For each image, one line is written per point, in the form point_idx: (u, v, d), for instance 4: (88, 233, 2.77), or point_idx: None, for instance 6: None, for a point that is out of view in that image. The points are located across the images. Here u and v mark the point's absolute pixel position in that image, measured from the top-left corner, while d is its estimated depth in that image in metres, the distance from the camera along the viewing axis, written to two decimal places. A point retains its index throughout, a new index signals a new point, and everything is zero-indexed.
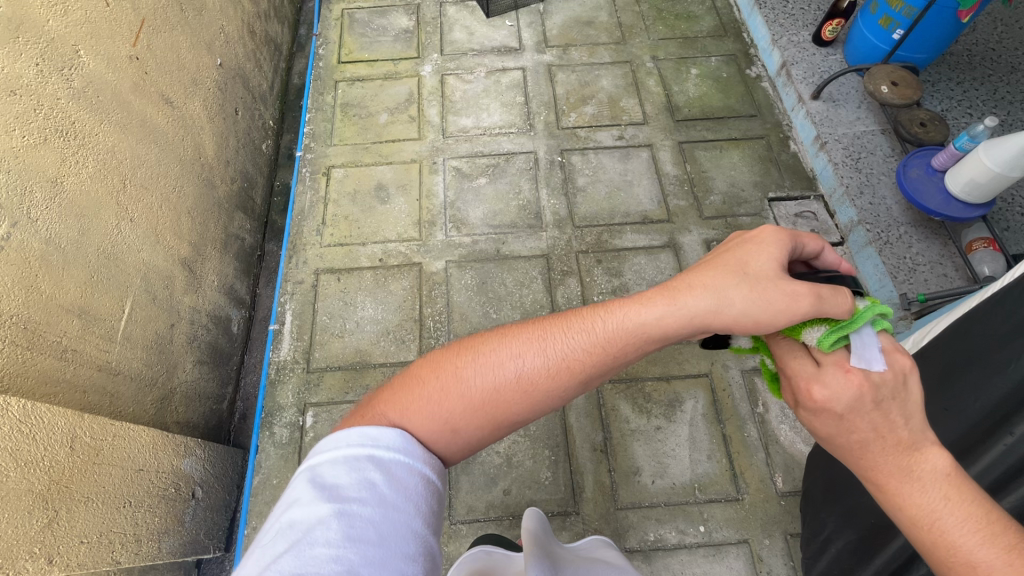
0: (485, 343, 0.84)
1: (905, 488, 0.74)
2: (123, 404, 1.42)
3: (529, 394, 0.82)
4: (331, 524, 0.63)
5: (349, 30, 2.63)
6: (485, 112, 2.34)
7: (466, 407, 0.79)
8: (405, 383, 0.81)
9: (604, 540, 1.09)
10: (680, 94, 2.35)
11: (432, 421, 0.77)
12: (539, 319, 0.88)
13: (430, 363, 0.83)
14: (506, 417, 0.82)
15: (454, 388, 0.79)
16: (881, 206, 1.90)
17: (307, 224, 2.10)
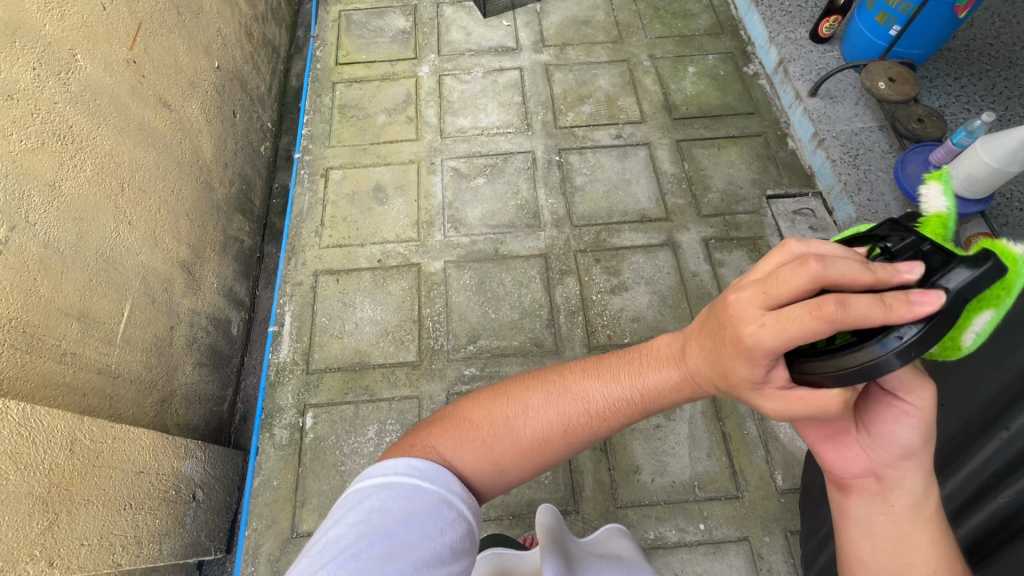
0: (534, 393, 0.85)
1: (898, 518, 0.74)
2: (124, 406, 1.43)
3: (570, 444, 0.84)
4: (374, 542, 0.67)
5: (346, 32, 2.63)
6: (482, 112, 2.34)
7: (514, 452, 0.83)
8: (458, 419, 0.85)
9: (620, 529, 1.08)
10: (678, 92, 2.35)
11: (483, 462, 0.82)
12: (580, 367, 0.88)
13: (479, 407, 0.85)
14: (546, 461, 0.86)
15: (504, 433, 0.83)
16: (880, 202, 1.89)
17: (306, 225, 2.11)
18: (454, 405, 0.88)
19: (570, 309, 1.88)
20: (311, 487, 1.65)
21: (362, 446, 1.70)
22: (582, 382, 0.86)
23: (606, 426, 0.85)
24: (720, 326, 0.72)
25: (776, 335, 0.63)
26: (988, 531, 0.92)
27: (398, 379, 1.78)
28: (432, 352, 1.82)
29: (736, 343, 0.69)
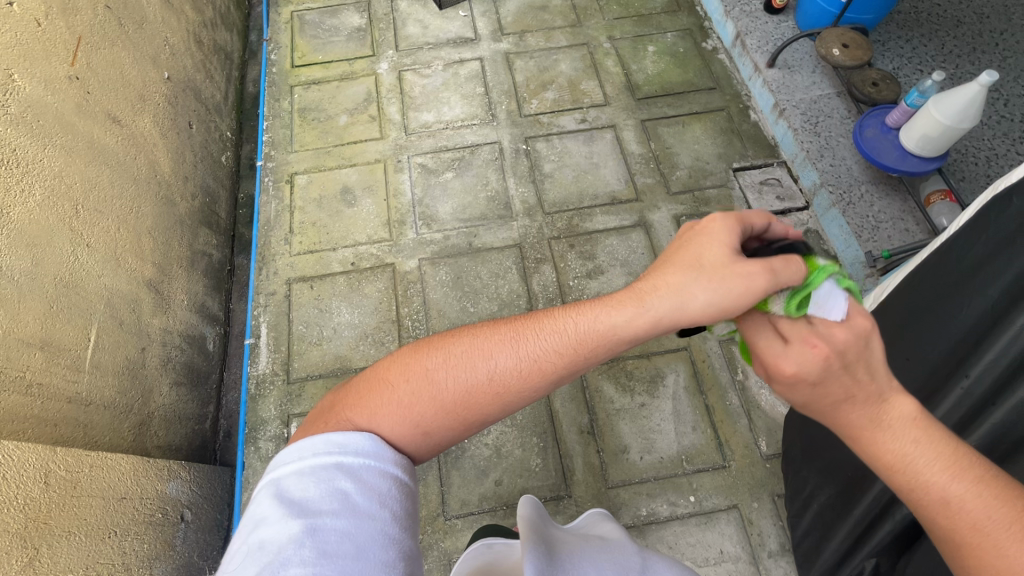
0: (455, 342, 0.85)
1: (877, 437, 0.75)
2: (99, 433, 1.39)
3: (501, 399, 0.83)
4: (303, 541, 0.63)
5: (300, 33, 2.57)
6: (446, 105, 2.31)
7: (436, 412, 0.80)
8: (374, 384, 0.81)
9: (604, 512, 1.07)
10: (639, 72, 2.36)
11: (402, 425, 0.78)
12: (511, 319, 0.88)
13: (397, 365, 0.83)
14: (477, 419, 0.84)
15: (425, 393, 0.80)
16: (842, 167, 1.93)
17: (274, 233, 2.07)
18: (371, 369, 0.86)
19: (548, 297, 1.88)
20: None
21: None
22: (503, 331, 0.86)
23: (531, 374, 0.83)
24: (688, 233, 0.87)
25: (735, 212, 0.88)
26: None
27: None
28: None
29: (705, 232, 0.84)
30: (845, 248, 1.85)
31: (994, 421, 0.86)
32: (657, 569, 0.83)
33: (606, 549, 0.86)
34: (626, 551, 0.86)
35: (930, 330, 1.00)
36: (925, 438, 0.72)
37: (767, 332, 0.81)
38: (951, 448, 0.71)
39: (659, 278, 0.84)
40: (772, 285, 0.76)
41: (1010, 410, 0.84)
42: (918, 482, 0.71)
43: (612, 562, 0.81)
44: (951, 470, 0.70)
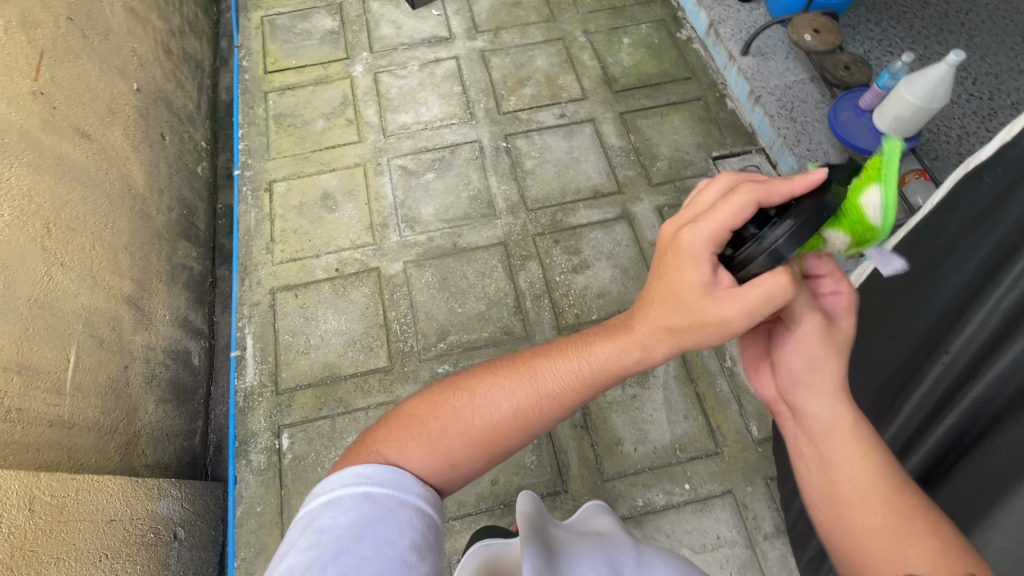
0: (481, 380, 0.87)
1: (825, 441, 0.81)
2: (85, 456, 1.36)
3: (524, 431, 0.85)
4: (329, 567, 0.64)
5: (271, 38, 2.52)
6: (424, 106, 2.30)
7: (462, 446, 0.81)
8: (404, 420, 0.84)
9: (602, 505, 1.09)
10: (616, 65, 2.36)
11: (433, 457, 0.79)
12: (526, 356, 0.90)
13: (428, 403, 0.85)
14: (500, 452, 0.85)
15: (453, 426, 0.82)
16: (819, 151, 1.95)
17: (255, 243, 2.04)
18: (400, 409, 0.88)
19: (535, 294, 1.88)
20: (297, 507, 1.61)
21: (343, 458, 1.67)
22: (522, 368, 0.88)
23: (551, 411, 0.85)
24: (664, 259, 0.82)
25: (708, 228, 0.75)
26: (944, 449, 0.93)
27: (371, 387, 1.76)
28: (403, 355, 1.80)
29: (682, 253, 0.78)
30: None
31: (972, 396, 0.88)
32: (652, 562, 0.84)
33: (601, 545, 0.86)
34: (621, 548, 0.86)
35: (909, 308, 1.03)
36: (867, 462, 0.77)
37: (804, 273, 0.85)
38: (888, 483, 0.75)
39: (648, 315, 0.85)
40: (750, 319, 0.75)
41: (987, 385, 0.85)
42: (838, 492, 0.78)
43: (607, 558, 0.81)
44: (876, 498, 0.74)
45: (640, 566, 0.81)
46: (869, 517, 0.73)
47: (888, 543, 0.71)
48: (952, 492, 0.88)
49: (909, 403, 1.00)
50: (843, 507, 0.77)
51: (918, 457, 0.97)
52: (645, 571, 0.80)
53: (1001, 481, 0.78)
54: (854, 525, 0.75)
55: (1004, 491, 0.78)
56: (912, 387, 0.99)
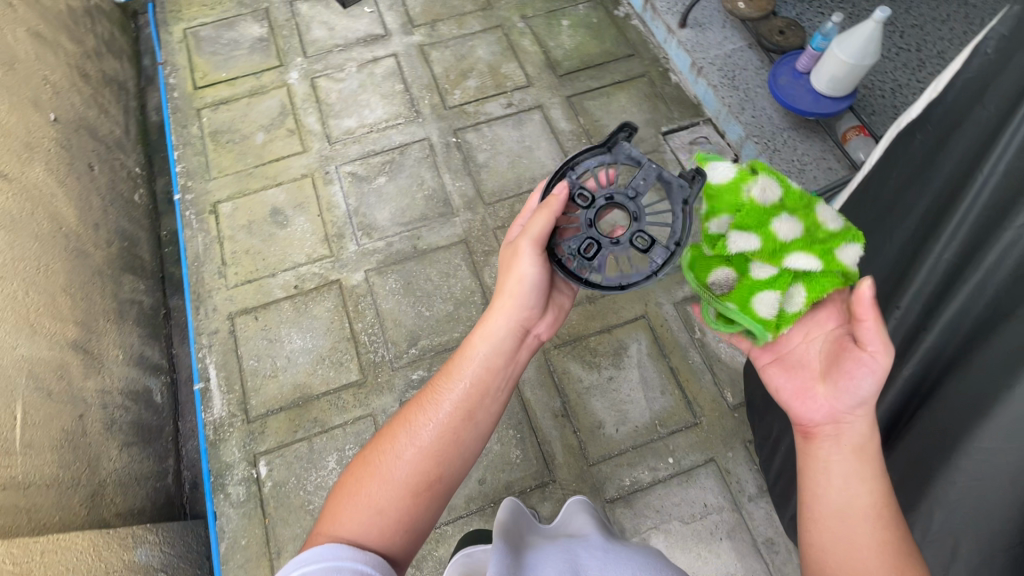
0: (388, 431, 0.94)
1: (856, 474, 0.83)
2: (47, 514, 1.29)
3: (432, 448, 0.91)
4: None
5: (196, 51, 2.40)
6: (367, 108, 2.23)
7: (389, 493, 0.86)
8: (336, 497, 0.89)
9: (583, 501, 1.15)
10: (557, 48, 2.34)
11: (361, 513, 0.84)
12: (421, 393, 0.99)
13: (351, 476, 0.90)
14: (425, 484, 0.88)
15: (369, 478, 0.88)
16: (763, 116, 1.99)
17: (206, 268, 1.96)
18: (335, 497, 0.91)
19: None
20: (283, 535, 1.57)
21: (326, 479, 1.63)
22: (420, 399, 0.96)
23: (461, 426, 0.93)
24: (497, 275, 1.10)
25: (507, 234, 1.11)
26: (904, 399, 0.96)
27: (346, 403, 1.72)
28: (375, 366, 1.76)
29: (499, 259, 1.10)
30: None
31: (926, 347, 0.91)
32: (619, 557, 0.82)
33: (570, 546, 0.86)
34: (588, 548, 0.85)
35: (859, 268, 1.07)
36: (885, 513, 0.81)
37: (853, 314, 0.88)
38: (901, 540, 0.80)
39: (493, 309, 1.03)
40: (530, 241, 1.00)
41: (938, 334, 0.89)
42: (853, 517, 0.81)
43: (570, 554, 0.83)
44: (885, 539, 0.79)
45: (604, 561, 0.79)
46: (885, 537, 0.79)
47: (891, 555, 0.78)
48: (916, 439, 0.91)
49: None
50: (850, 524, 0.81)
51: (880, 411, 1.01)
52: (608, 566, 0.78)
53: (961, 423, 0.82)
54: (866, 543, 0.80)
55: (963, 434, 0.81)
56: None
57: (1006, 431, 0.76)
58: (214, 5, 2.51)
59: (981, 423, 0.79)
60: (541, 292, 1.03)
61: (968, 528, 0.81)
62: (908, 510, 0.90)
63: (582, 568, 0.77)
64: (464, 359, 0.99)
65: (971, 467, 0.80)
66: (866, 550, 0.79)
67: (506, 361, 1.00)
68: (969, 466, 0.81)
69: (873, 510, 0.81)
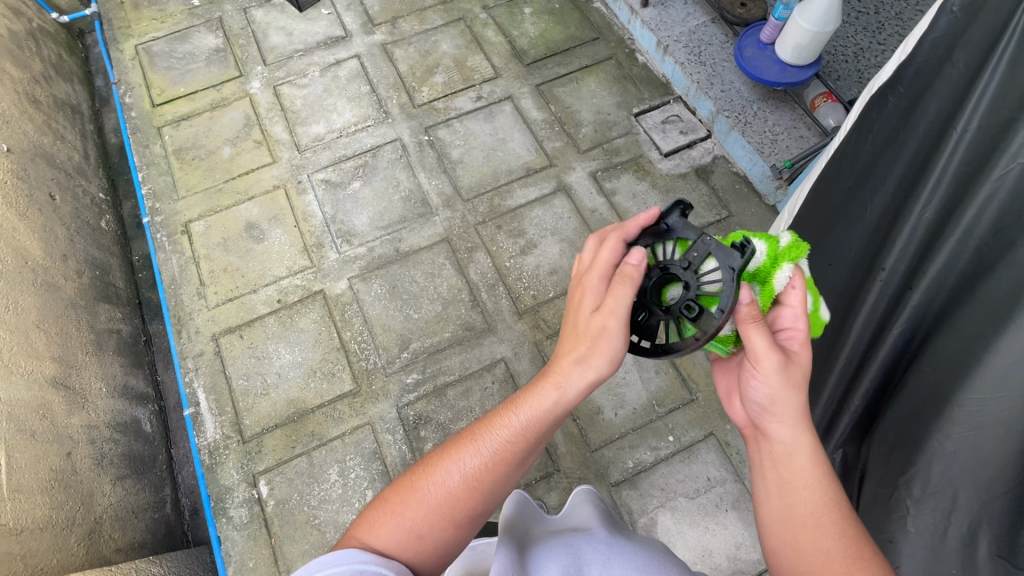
0: (440, 457, 0.88)
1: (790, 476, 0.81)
2: (43, 558, 1.25)
3: (480, 491, 0.85)
4: None
5: (150, 67, 2.32)
6: (334, 112, 2.19)
7: (428, 520, 0.82)
8: (377, 504, 0.86)
9: (590, 492, 1.11)
10: (522, 37, 2.31)
11: (396, 532, 0.81)
12: (476, 420, 0.90)
13: (394, 488, 0.87)
14: (466, 518, 0.85)
15: (411, 499, 0.84)
16: (732, 90, 2.00)
17: (184, 290, 1.91)
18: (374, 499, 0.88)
19: (489, 284, 1.85)
20: (290, 552, 1.55)
21: (329, 492, 1.61)
22: (475, 430, 0.89)
23: (511, 470, 0.86)
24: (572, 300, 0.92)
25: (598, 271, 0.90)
26: (893, 360, 0.98)
27: (342, 414, 1.70)
28: (368, 373, 1.74)
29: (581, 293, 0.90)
30: (753, 167, 1.94)
31: (912, 307, 0.92)
32: (624, 551, 0.82)
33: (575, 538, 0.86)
34: (593, 539, 0.85)
35: (842, 234, 1.08)
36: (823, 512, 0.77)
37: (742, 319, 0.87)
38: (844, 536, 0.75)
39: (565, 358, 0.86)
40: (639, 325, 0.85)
41: (924, 292, 0.90)
42: (793, 521, 0.79)
43: (577, 548, 0.82)
44: (826, 540, 0.76)
45: (609, 556, 0.80)
46: (826, 542, 0.76)
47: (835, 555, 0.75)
48: (908, 396, 0.93)
49: (857, 326, 1.03)
50: (796, 530, 0.79)
51: (871, 375, 1.02)
52: (613, 563, 0.79)
53: (953, 377, 0.84)
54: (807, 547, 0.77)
55: (956, 387, 0.84)
56: (857, 305, 1.04)
57: (998, 379, 0.78)
58: (164, 18, 2.42)
59: (974, 374, 0.81)
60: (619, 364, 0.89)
61: (966, 476, 0.84)
62: (906, 466, 0.92)
63: (587, 565, 0.78)
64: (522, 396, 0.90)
65: (965, 418, 0.83)
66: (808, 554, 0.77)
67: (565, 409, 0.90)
68: (964, 418, 0.83)
69: (813, 515, 0.78)
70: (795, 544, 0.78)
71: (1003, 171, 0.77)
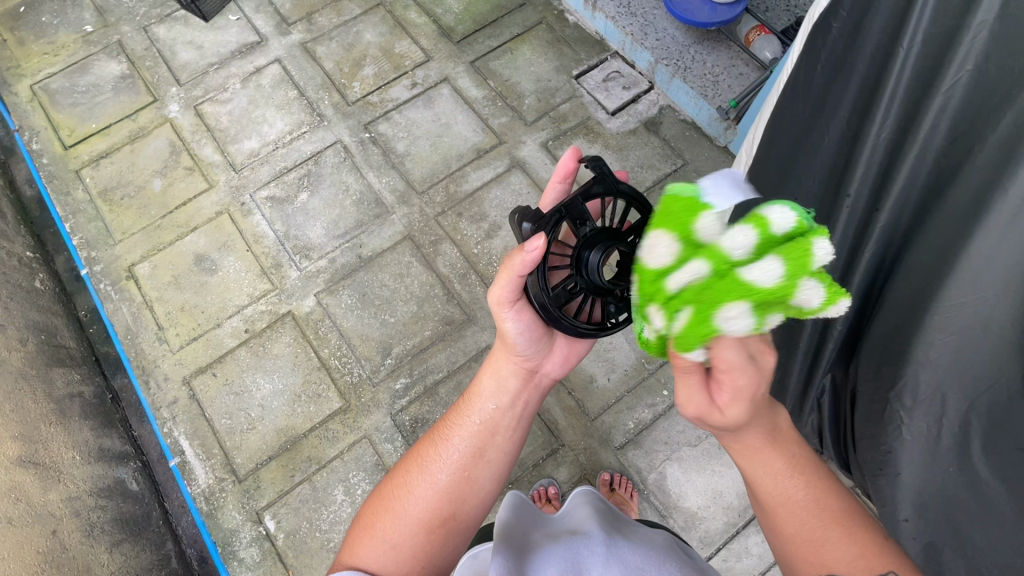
0: (406, 473, 0.91)
1: (772, 482, 0.77)
2: None
3: (449, 493, 0.89)
4: None
5: (53, 106, 2.13)
6: (265, 123, 2.07)
7: (403, 529, 0.85)
8: (356, 531, 0.88)
9: (587, 491, 1.06)
10: (447, 14, 2.23)
11: (376, 548, 0.83)
12: (432, 431, 0.98)
13: (370, 512, 0.89)
14: (440, 523, 0.87)
15: (383, 515, 0.87)
16: (667, 38, 1.98)
17: (143, 338, 1.80)
18: (355, 525, 0.90)
19: (460, 273, 1.81)
20: None
21: (338, 513, 1.58)
22: (432, 436, 0.96)
23: (472, 467, 0.91)
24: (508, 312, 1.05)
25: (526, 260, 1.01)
26: (869, 280, 1.01)
27: (337, 432, 1.65)
28: (355, 387, 1.70)
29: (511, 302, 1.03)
30: (699, 111, 1.94)
31: (880, 227, 0.94)
32: (624, 552, 0.79)
33: (573, 542, 0.82)
34: (589, 539, 0.82)
35: (803, 168, 1.08)
36: (810, 514, 0.76)
37: (732, 347, 0.70)
38: (841, 529, 0.75)
39: (495, 357, 1.01)
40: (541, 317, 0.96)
41: (890, 212, 0.92)
42: (783, 524, 0.77)
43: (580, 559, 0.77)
44: (832, 539, 0.74)
45: (607, 557, 0.77)
46: (820, 540, 0.74)
47: (819, 536, 0.75)
48: (889, 313, 0.96)
49: (830, 255, 1.04)
50: (792, 528, 0.76)
51: (850, 299, 1.04)
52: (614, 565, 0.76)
53: (929, 287, 0.88)
54: (789, 532, 0.76)
55: (934, 297, 0.87)
56: (827, 236, 1.04)
57: (973, 285, 0.82)
58: (56, 50, 2.22)
59: (948, 281, 0.85)
60: (541, 346, 0.98)
61: (953, 376, 0.88)
62: (895, 379, 0.96)
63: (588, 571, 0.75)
64: (473, 398, 0.97)
65: (944, 325, 0.87)
66: (789, 538, 0.77)
67: (516, 403, 0.96)
68: (944, 325, 0.87)
69: (788, 503, 0.76)
70: (796, 547, 0.76)
71: (953, 81, 0.80)
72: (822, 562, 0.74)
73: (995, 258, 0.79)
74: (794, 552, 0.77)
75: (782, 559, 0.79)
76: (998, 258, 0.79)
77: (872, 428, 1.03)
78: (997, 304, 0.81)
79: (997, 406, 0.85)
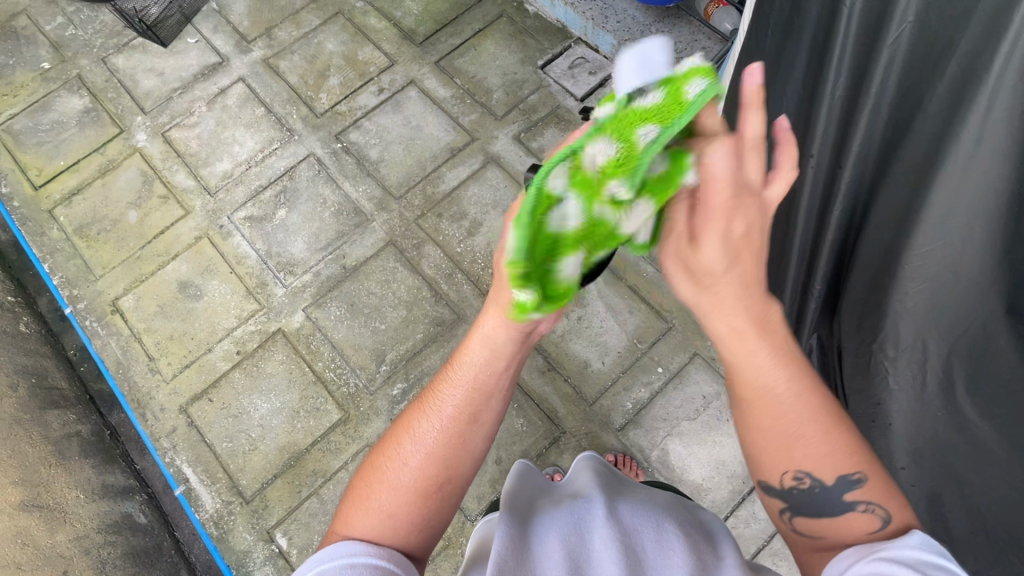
0: (400, 441, 0.88)
1: (750, 372, 0.67)
2: None
3: (446, 460, 0.86)
4: None
5: (18, 147, 2.10)
6: (235, 144, 2.05)
7: (399, 498, 0.83)
8: (351, 497, 0.87)
9: (592, 458, 1.07)
10: (406, 17, 2.22)
11: (372, 518, 0.82)
12: (420, 395, 0.91)
13: (362, 480, 0.87)
14: (436, 487, 0.85)
15: (380, 485, 0.85)
16: (627, 19, 1.99)
17: (135, 371, 1.79)
18: (348, 489, 0.89)
19: (446, 273, 1.82)
20: None
21: None
22: (421, 401, 0.90)
23: (467, 431, 0.87)
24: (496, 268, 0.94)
25: None
26: (842, 237, 1.03)
27: (339, 444, 1.65)
28: (353, 398, 1.70)
29: None
30: None
31: (846, 183, 0.96)
32: (622, 513, 0.79)
33: (574, 506, 0.82)
34: (589, 502, 0.82)
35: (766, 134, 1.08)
36: (802, 416, 0.68)
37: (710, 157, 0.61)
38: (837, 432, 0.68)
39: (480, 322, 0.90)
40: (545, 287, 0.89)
41: (853, 168, 0.94)
42: (761, 422, 0.69)
43: (581, 525, 0.77)
44: (824, 448, 0.69)
45: (607, 516, 0.77)
46: (802, 436, 0.68)
47: (806, 454, 0.69)
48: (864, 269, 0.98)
49: (801, 217, 1.05)
50: (777, 435, 0.69)
51: (825, 259, 1.06)
52: (616, 524, 0.76)
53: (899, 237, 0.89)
54: (762, 425, 0.69)
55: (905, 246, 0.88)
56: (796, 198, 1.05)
57: (938, 230, 0.84)
58: (15, 91, 2.19)
59: (916, 229, 0.86)
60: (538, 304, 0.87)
61: (931, 322, 0.91)
62: (877, 331, 0.99)
63: (588, 537, 0.74)
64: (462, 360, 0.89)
65: (916, 274, 0.89)
66: (765, 438, 0.70)
67: (509, 362, 0.88)
68: (916, 273, 0.89)
69: (770, 398, 0.67)
70: (781, 451, 0.70)
71: (897, 33, 0.80)
72: (792, 463, 0.70)
73: (956, 203, 0.80)
74: (762, 455, 0.72)
75: (752, 457, 0.74)
76: (958, 202, 0.80)
77: (861, 382, 1.05)
78: (964, 247, 0.83)
79: (975, 346, 0.87)
